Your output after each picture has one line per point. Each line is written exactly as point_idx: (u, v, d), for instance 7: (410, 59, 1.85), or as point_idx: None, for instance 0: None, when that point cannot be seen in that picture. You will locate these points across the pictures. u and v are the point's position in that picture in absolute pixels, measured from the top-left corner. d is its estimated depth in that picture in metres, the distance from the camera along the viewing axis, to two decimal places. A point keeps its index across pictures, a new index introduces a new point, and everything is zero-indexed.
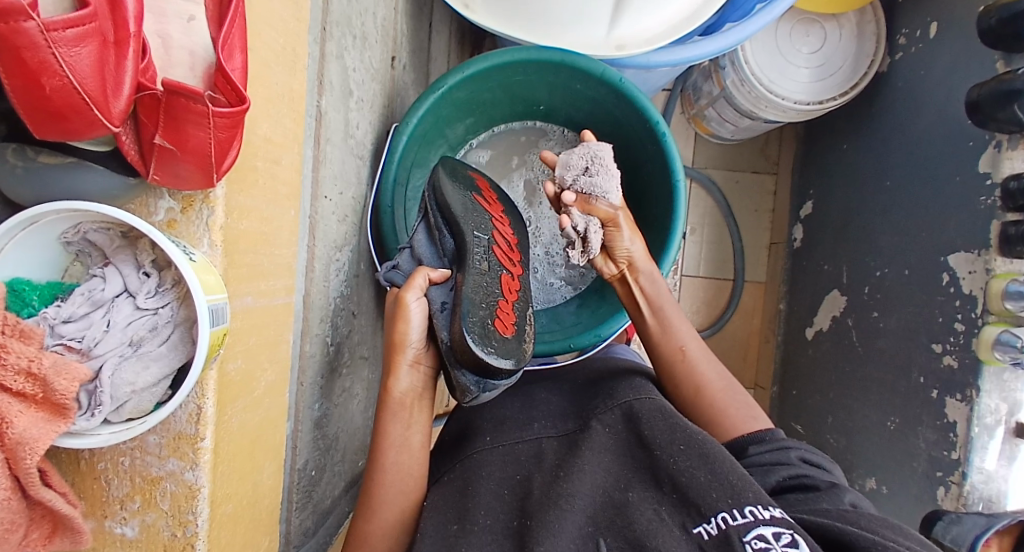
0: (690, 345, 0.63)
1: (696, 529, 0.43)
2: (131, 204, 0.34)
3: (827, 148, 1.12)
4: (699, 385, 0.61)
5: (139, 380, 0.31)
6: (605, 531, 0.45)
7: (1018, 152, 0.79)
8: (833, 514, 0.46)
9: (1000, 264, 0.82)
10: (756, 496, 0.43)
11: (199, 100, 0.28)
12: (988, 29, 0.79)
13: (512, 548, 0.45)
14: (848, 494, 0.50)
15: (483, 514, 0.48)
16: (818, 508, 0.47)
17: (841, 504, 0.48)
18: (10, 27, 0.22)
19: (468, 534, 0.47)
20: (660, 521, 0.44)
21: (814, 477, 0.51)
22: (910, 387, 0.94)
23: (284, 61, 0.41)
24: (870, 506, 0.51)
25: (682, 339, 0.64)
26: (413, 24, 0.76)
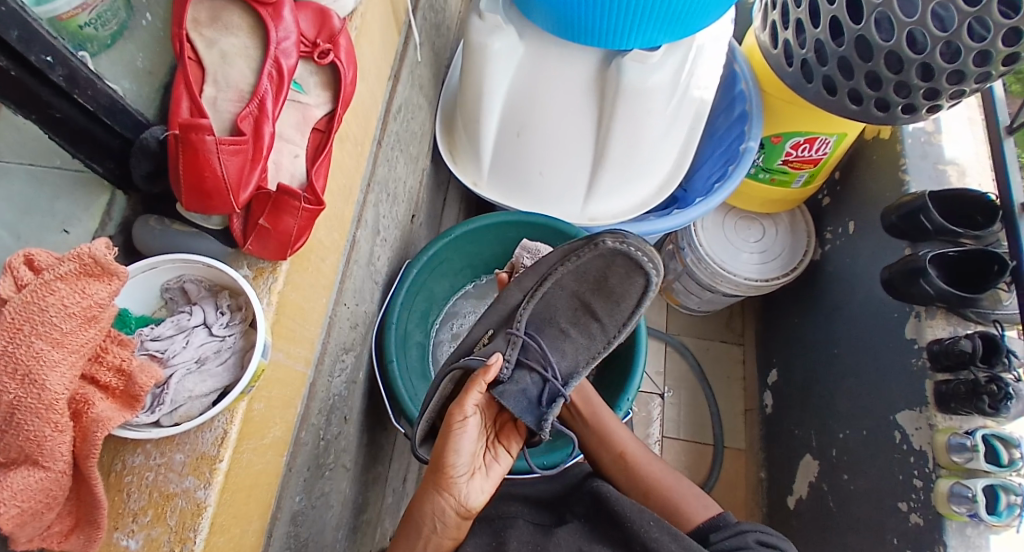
0: (629, 449, 0.72)
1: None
2: None
3: (783, 322, 1.26)
4: (650, 486, 0.69)
5: (196, 389, 0.41)
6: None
7: (937, 321, 0.92)
8: None
9: (941, 419, 0.89)
10: None
11: (296, 198, 0.43)
12: (890, 225, 0.96)
13: None
14: None
15: None
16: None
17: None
18: (201, 139, 0.38)
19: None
20: None
21: None
22: (886, 549, 0.94)
23: (340, 195, 0.57)
24: None
25: (623, 444, 0.73)
26: (428, 197, 0.97)
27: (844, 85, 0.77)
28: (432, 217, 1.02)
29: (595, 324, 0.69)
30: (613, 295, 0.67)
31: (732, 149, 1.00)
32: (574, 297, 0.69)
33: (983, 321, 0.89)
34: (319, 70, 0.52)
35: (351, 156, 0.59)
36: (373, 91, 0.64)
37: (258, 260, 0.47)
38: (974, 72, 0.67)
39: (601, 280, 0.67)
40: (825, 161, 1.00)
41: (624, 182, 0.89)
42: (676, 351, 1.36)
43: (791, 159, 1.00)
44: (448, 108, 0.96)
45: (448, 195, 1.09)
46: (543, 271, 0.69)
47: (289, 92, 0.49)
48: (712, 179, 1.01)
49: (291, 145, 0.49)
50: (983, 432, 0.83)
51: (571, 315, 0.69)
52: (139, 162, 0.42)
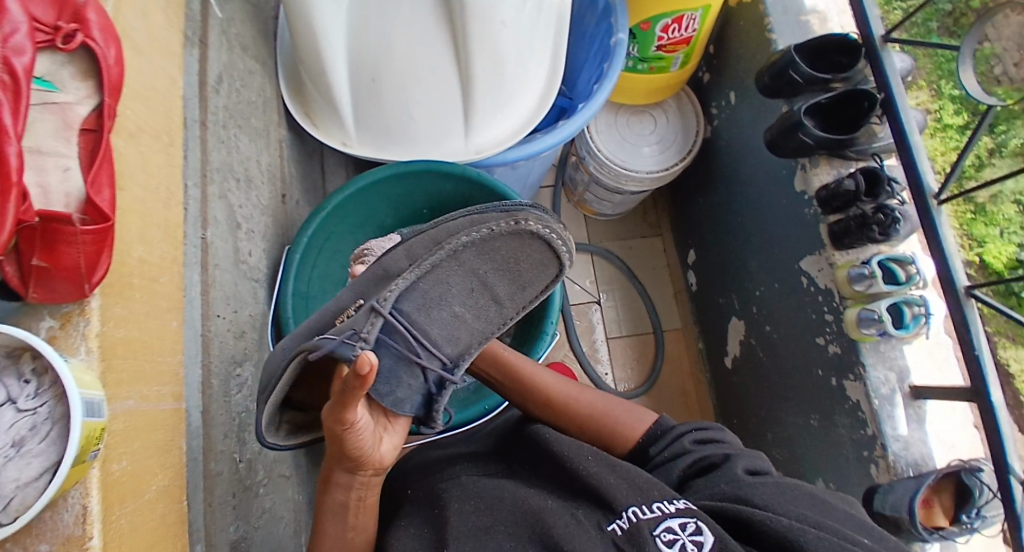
0: (555, 393, 0.73)
1: (610, 526, 0.52)
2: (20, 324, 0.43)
3: (690, 202, 1.30)
4: (587, 418, 0.71)
5: (23, 475, 0.39)
6: (527, 541, 0.52)
7: (821, 168, 0.97)
8: (728, 493, 0.55)
9: (839, 257, 0.96)
10: (661, 493, 0.54)
11: (69, 223, 0.41)
12: (765, 86, 0.99)
13: None
14: (741, 462, 0.59)
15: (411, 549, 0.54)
16: (718, 488, 0.56)
17: (734, 473, 0.57)
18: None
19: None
20: (577, 522, 0.53)
21: (710, 456, 0.61)
22: (814, 381, 1.03)
23: (157, 201, 0.53)
24: (763, 466, 0.60)
25: (549, 389, 0.74)
26: (298, 168, 0.93)
27: None
28: (308, 190, 0.98)
29: (494, 308, 0.70)
30: (519, 281, 0.70)
31: (604, 45, 0.98)
32: (471, 276, 0.68)
33: (863, 157, 0.94)
34: (71, 59, 0.46)
35: (158, 152, 0.54)
36: (171, 80, 0.59)
37: (60, 306, 0.43)
38: None
39: (506, 260, 0.68)
40: (696, 38, 1.01)
41: (499, 108, 0.87)
42: (602, 258, 1.39)
43: (664, 42, 1.01)
44: (288, 71, 0.89)
45: (325, 161, 1.05)
46: (446, 236, 0.66)
47: (36, 92, 0.43)
48: (592, 78, 0.99)
49: (56, 157, 0.43)
50: (878, 259, 0.90)
51: (466, 297, 0.68)
52: None
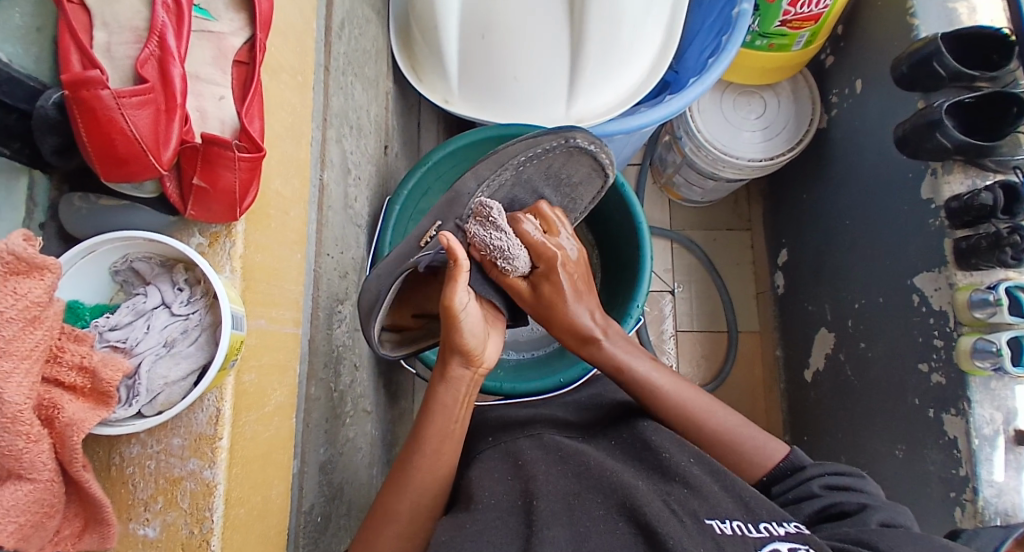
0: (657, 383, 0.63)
1: (709, 521, 0.45)
2: (172, 233, 0.42)
3: (792, 199, 1.20)
4: (705, 435, 0.61)
5: (171, 374, 0.38)
6: (617, 515, 0.46)
7: (955, 176, 0.86)
8: (850, 536, 0.48)
9: (961, 277, 0.85)
10: (770, 514, 0.47)
11: (229, 147, 0.38)
12: (901, 76, 0.86)
13: (519, 523, 0.45)
14: (883, 515, 0.51)
15: (487, 497, 0.48)
16: (842, 533, 0.50)
17: (867, 525, 0.49)
18: (93, 94, 0.32)
19: (473, 513, 0.46)
20: (674, 510, 0.45)
21: (843, 504, 0.53)
22: (908, 410, 0.93)
23: (289, 137, 0.51)
24: (908, 523, 0.51)
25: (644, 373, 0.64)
26: (401, 120, 0.92)
27: None
28: (408, 144, 0.96)
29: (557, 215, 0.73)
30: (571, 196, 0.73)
31: (724, 16, 0.89)
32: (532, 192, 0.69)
33: (1002, 170, 0.82)
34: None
35: (293, 90, 0.52)
36: (309, 13, 0.56)
37: (210, 224, 0.42)
38: None
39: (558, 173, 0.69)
40: (828, 15, 0.91)
41: (609, 73, 0.80)
42: (683, 246, 1.32)
43: (791, 17, 0.91)
44: (400, 25, 0.86)
45: (422, 116, 1.03)
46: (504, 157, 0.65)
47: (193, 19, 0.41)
48: (706, 54, 0.91)
49: (212, 86, 0.41)
50: (1006, 285, 0.79)
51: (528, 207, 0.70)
52: (45, 138, 0.36)
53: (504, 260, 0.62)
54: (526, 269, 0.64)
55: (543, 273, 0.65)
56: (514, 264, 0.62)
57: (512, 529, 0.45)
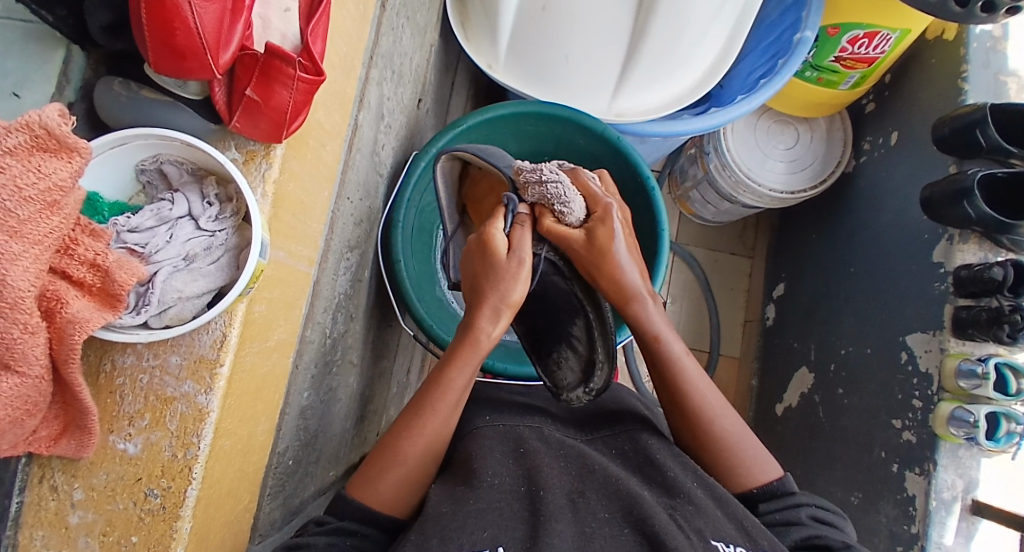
0: (693, 390, 0.59)
1: (714, 542, 0.44)
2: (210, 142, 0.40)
3: (801, 236, 1.20)
4: (706, 433, 0.58)
5: (186, 289, 0.36)
6: (620, 521, 0.45)
7: (969, 246, 0.86)
8: None
9: (953, 344, 0.85)
10: (771, 545, 0.46)
11: (290, 63, 0.35)
12: (942, 138, 0.87)
13: (523, 510, 0.45)
14: None
15: (491, 475, 0.48)
16: None
17: None
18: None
19: (476, 490, 0.46)
20: (677, 524, 0.45)
21: (829, 538, 0.51)
22: (873, 462, 0.94)
23: (339, 66, 0.48)
24: None
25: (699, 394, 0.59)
26: (437, 77, 0.89)
27: None
28: (440, 102, 0.94)
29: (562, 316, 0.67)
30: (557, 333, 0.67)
31: (782, 40, 0.88)
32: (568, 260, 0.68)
33: (1016, 249, 0.83)
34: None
35: (351, 18, 0.49)
36: None
37: (248, 140, 0.40)
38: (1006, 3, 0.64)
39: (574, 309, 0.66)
40: (881, 61, 0.90)
41: (661, 72, 0.79)
42: (684, 261, 1.29)
43: (845, 56, 0.90)
44: None
45: (458, 78, 1.00)
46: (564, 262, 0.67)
47: None
48: (755, 76, 0.90)
49: None
50: (995, 361, 0.79)
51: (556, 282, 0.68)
52: (97, 10, 0.33)
53: (560, 203, 0.63)
54: (580, 215, 0.65)
55: (598, 217, 0.64)
56: (569, 208, 0.63)
57: (515, 516, 0.44)
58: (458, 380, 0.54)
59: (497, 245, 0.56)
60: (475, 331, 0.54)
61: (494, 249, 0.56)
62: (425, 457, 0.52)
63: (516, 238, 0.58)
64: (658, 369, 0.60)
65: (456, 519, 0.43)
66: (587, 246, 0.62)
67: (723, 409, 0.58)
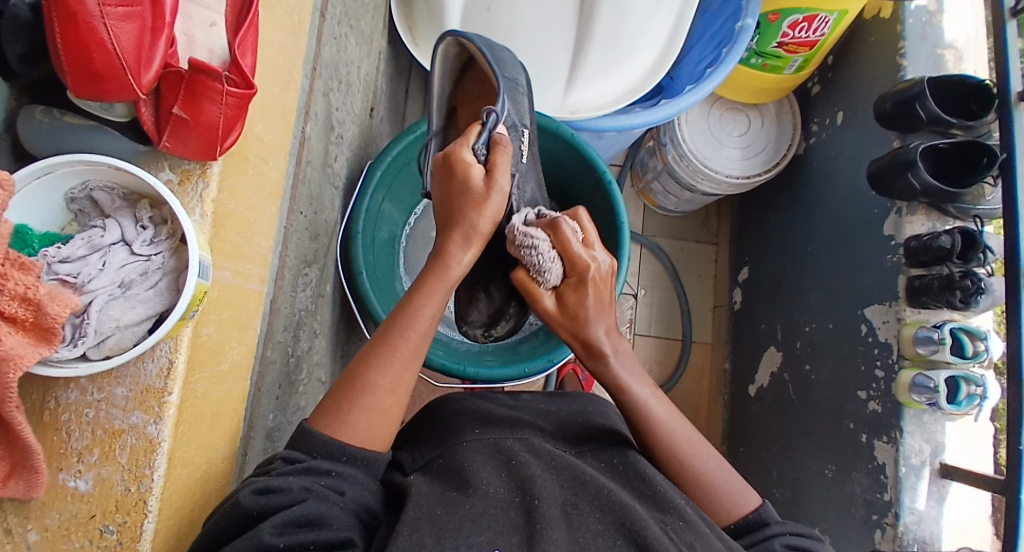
0: (664, 431, 0.58)
1: None
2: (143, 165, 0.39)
3: (761, 219, 1.22)
4: (682, 475, 0.57)
5: (124, 317, 0.35)
6: (613, 534, 0.45)
7: (917, 217, 0.88)
8: None
9: (909, 313, 0.88)
10: None
11: (217, 79, 0.35)
12: (883, 113, 0.89)
13: (519, 520, 0.45)
14: None
15: (486, 484, 0.48)
16: None
17: None
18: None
19: (472, 496, 0.47)
20: (669, 538, 0.45)
21: None
22: (843, 434, 0.96)
23: (277, 80, 0.48)
24: None
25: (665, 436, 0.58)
26: (388, 85, 0.89)
27: None
28: (393, 109, 0.93)
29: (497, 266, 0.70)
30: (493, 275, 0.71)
31: (726, 28, 0.90)
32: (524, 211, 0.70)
33: (962, 216, 0.86)
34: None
35: (286, 30, 0.49)
36: None
37: (182, 160, 0.39)
38: None
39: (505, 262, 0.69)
40: (822, 44, 0.93)
41: (610, 68, 0.80)
42: (651, 252, 1.31)
43: (786, 41, 0.93)
44: None
45: (410, 84, 1.00)
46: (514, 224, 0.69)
47: None
48: (703, 64, 0.92)
49: (204, 10, 0.38)
50: (949, 326, 0.82)
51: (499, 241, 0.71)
52: (11, 38, 0.32)
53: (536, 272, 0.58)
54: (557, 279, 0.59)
55: (572, 284, 0.59)
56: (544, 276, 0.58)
57: (510, 522, 0.45)
58: (427, 309, 0.53)
59: (466, 166, 0.54)
60: (443, 257, 0.55)
61: (461, 168, 0.54)
62: (397, 393, 0.51)
63: (493, 162, 0.55)
64: (631, 413, 0.59)
65: (452, 521, 0.44)
66: (558, 313, 0.60)
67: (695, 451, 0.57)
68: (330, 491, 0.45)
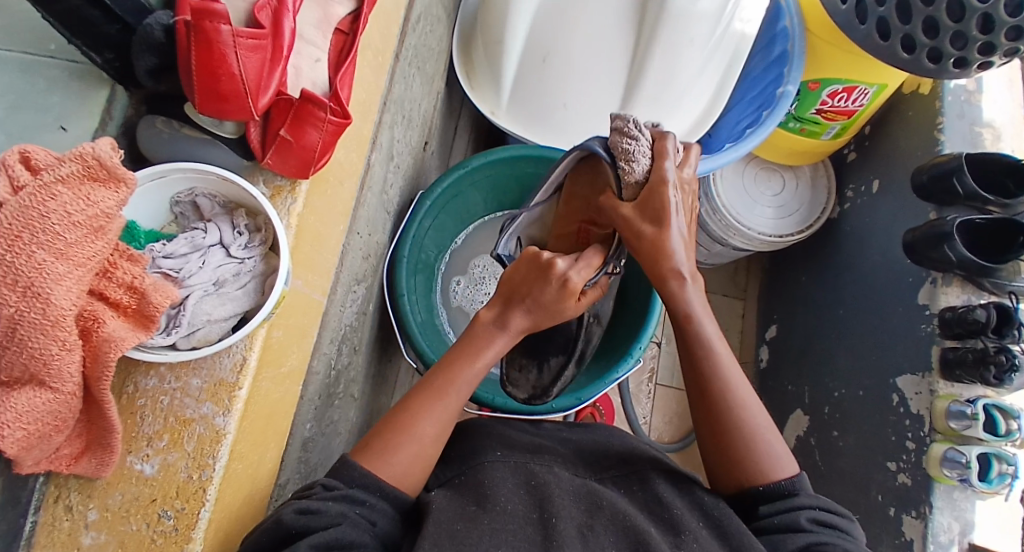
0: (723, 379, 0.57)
1: None
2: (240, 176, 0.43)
3: (792, 279, 1.23)
4: (726, 425, 0.56)
5: (215, 312, 0.38)
6: None
7: (952, 288, 0.89)
8: None
9: (942, 386, 0.88)
10: None
11: (321, 108, 0.39)
12: (921, 184, 0.91)
13: (535, 540, 0.47)
14: None
15: (505, 501, 0.50)
16: None
17: None
18: (214, 28, 0.33)
19: (488, 512, 0.49)
20: None
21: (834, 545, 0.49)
22: (870, 505, 0.94)
23: (359, 110, 0.52)
24: None
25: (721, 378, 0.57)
26: (442, 123, 0.94)
27: (925, 44, 0.69)
28: (444, 145, 0.98)
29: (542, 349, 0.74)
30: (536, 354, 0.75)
31: (766, 93, 0.94)
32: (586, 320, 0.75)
33: (997, 292, 0.85)
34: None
35: (370, 67, 0.53)
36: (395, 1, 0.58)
37: (276, 176, 0.43)
38: (977, 59, 0.68)
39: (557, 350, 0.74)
40: (859, 113, 0.96)
41: (656, 120, 0.83)
42: None
43: (825, 108, 0.95)
44: (464, 30, 0.89)
45: (461, 122, 1.05)
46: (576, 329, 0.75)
47: None
48: (742, 125, 0.95)
49: (311, 48, 0.43)
50: (984, 402, 0.81)
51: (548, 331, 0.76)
52: (143, 55, 0.36)
53: (626, 161, 0.58)
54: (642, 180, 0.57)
55: (654, 186, 0.56)
56: (633, 168, 0.57)
57: (526, 539, 0.47)
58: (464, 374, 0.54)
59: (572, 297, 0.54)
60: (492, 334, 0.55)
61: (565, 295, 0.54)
62: (432, 443, 0.53)
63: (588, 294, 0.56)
64: (689, 356, 0.58)
65: (470, 537, 0.46)
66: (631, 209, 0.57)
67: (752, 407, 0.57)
68: (362, 521, 0.46)
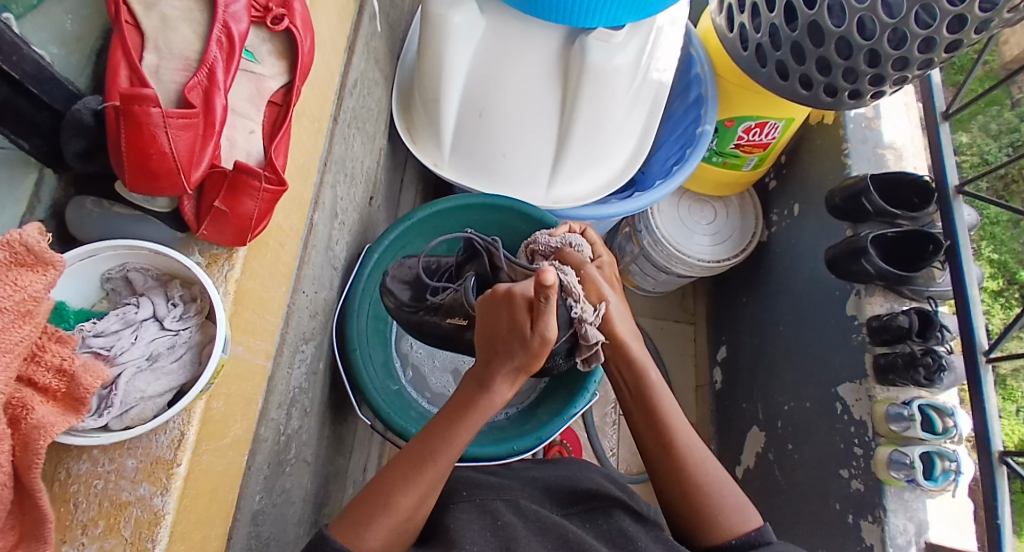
0: (681, 442, 0.62)
1: None
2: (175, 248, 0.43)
3: (735, 301, 1.28)
4: (692, 484, 0.60)
5: (149, 389, 0.38)
6: None
7: (876, 298, 0.95)
8: None
9: (879, 390, 0.92)
10: None
11: (256, 177, 0.40)
12: (834, 207, 0.98)
13: None
14: None
15: (469, 541, 0.50)
16: None
17: None
18: (144, 111, 0.34)
19: None
20: None
21: None
22: (829, 513, 0.97)
23: (298, 175, 0.54)
24: None
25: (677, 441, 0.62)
26: (386, 177, 0.96)
27: (820, 81, 0.76)
28: (389, 198, 0.99)
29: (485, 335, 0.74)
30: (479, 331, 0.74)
31: (688, 132, 0.99)
32: None
33: (917, 298, 0.92)
34: (272, 37, 0.49)
35: (307, 133, 0.55)
36: (327, 66, 0.61)
37: (211, 246, 0.43)
38: (869, 90, 0.74)
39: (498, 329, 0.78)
40: (774, 145, 1.03)
41: (588, 162, 0.87)
42: None
43: (743, 142, 1.02)
44: (402, 90, 0.92)
45: (406, 175, 1.07)
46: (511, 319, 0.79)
47: (242, 60, 0.46)
48: (670, 162, 1.00)
49: (244, 120, 0.45)
50: (918, 403, 0.86)
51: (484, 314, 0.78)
52: (71, 139, 0.37)
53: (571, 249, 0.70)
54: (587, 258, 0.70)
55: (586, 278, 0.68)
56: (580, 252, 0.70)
57: None
58: (463, 436, 0.55)
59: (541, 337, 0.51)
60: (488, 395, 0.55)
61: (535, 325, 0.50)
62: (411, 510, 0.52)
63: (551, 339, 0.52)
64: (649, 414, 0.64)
65: None
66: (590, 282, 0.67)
67: (709, 460, 0.61)
68: None
